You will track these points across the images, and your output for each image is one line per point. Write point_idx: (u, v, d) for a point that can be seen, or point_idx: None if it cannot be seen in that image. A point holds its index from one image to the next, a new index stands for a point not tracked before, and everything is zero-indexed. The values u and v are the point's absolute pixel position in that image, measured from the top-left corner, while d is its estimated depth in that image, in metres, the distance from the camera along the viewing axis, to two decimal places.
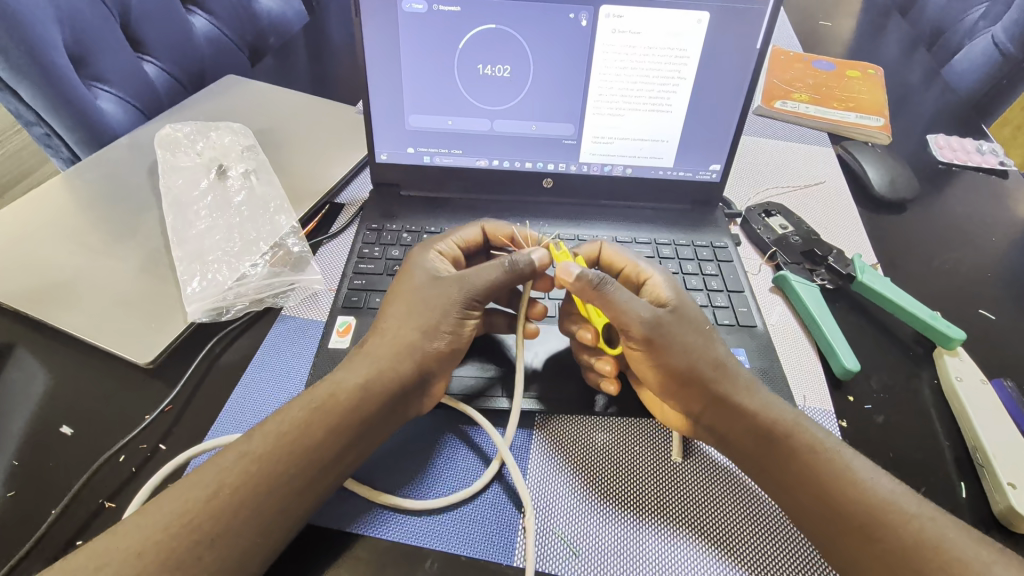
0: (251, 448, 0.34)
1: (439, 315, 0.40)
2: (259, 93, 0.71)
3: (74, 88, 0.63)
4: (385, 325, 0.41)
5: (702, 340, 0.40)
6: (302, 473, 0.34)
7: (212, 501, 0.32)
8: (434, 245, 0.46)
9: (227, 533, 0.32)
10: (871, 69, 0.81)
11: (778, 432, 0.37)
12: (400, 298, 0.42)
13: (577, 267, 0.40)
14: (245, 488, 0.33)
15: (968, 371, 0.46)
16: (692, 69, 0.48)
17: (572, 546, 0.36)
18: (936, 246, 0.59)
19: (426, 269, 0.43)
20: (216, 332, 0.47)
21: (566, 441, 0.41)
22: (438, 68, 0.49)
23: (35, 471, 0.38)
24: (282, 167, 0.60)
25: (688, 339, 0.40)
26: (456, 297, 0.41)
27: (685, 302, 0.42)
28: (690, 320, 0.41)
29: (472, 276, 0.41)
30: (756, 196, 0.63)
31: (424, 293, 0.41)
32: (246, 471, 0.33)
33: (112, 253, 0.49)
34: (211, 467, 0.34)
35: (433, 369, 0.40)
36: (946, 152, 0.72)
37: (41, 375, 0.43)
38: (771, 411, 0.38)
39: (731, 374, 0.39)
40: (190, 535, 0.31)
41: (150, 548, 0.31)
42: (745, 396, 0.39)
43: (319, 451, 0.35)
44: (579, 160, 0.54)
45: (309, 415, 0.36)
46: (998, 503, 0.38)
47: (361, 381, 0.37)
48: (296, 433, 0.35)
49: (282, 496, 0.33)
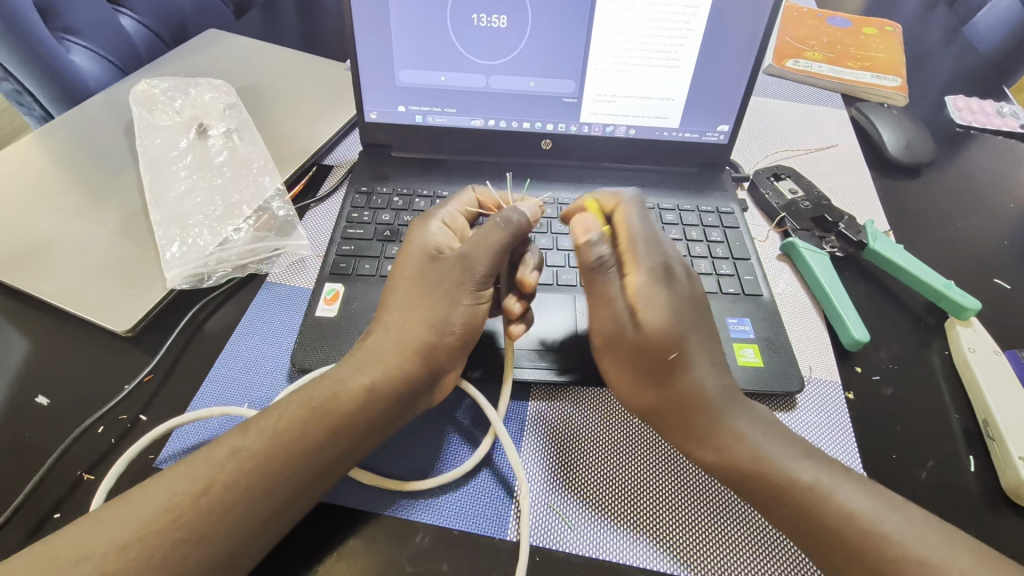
0: (245, 445, 0.31)
1: (447, 302, 0.37)
2: (242, 48, 0.67)
3: (43, 41, 0.60)
4: (388, 319, 0.37)
5: (660, 367, 0.36)
6: (298, 473, 0.31)
7: (202, 498, 0.29)
8: (435, 216, 0.42)
9: (216, 533, 0.29)
10: (889, 26, 0.77)
11: (740, 457, 0.34)
12: (401, 285, 0.38)
13: (589, 230, 0.39)
14: (238, 487, 0.30)
15: (982, 342, 0.44)
16: (702, 20, 0.45)
17: (569, 521, 0.35)
18: (952, 212, 0.57)
19: (425, 245, 0.39)
20: (198, 300, 0.45)
21: (563, 411, 0.40)
22: (430, 19, 0.46)
23: (10, 442, 0.37)
24: (266, 127, 0.57)
25: (648, 363, 0.36)
26: (461, 279, 0.37)
27: (665, 319, 0.36)
28: (656, 346, 0.36)
29: (472, 253, 0.38)
30: (764, 159, 0.60)
31: (426, 277, 0.38)
32: (239, 469, 0.30)
33: (86, 216, 0.47)
34: (201, 462, 0.30)
35: (446, 364, 0.37)
36: (965, 114, 0.69)
37: (17, 342, 0.41)
38: (726, 456, 0.34)
39: (684, 407, 0.35)
40: (177, 532, 0.28)
41: (134, 545, 0.28)
42: (694, 436, 0.35)
43: (318, 453, 0.32)
44: (580, 121, 0.51)
45: (308, 415, 0.32)
46: (1008, 477, 0.37)
47: (367, 381, 0.34)
48: (295, 431, 0.32)
49: (275, 493, 0.30)
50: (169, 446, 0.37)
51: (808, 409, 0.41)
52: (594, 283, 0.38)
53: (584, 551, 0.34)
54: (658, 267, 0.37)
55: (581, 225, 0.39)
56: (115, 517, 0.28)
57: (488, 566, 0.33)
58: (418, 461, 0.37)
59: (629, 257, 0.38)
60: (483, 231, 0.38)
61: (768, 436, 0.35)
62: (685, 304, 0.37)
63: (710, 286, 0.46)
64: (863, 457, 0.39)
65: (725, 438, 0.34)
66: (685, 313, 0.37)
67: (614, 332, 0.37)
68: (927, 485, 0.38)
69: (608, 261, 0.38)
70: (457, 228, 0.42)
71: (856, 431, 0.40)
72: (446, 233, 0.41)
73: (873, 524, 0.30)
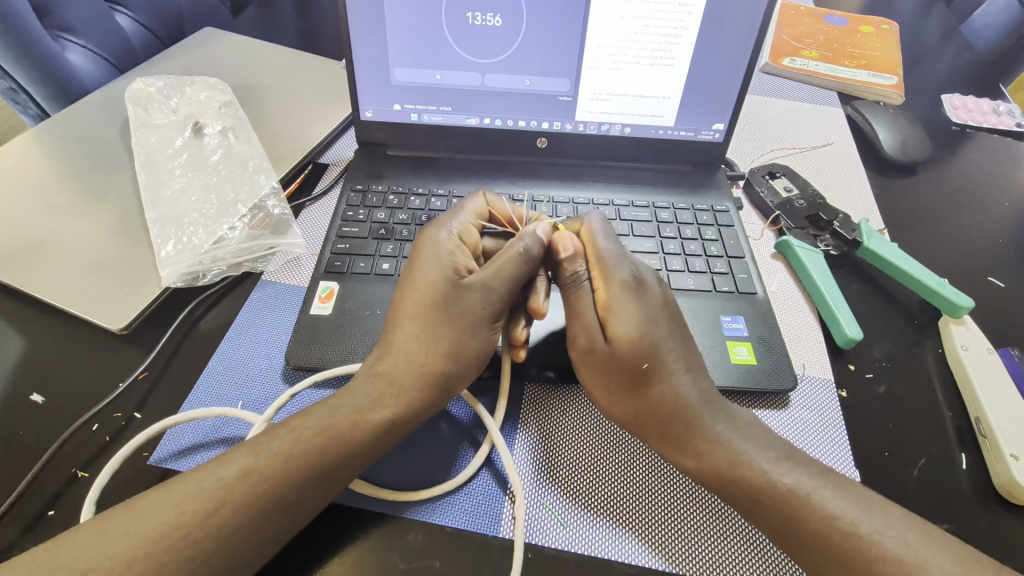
0: (257, 466, 0.31)
1: (466, 332, 0.38)
2: (239, 46, 0.67)
3: (40, 40, 0.60)
4: (403, 344, 0.37)
5: (631, 379, 0.36)
6: (307, 495, 0.31)
7: (212, 517, 0.29)
8: (447, 232, 0.41)
9: (223, 552, 0.29)
10: (886, 25, 0.77)
11: (724, 467, 0.34)
12: (416, 309, 0.38)
13: (566, 247, 0.40)
14: (248, 509, 0.30)
15: (974, 340, 0.44)
16: (696, 19, 0.45)
17: (561, 519, 0.35)
18: (947, 211, 0.57)
19: (442, 269, 0.39)
20: (193, 298, 0.45)
21: (556, 408, 0.40)
22: (426, 19, 0.46)
23: (6, 440, 0.37)
24: (263, 126, 0.57)
25: (617, 377, 0.36)
26: (483, 311, 0.38)
27: (633, 331, 0.36)
28: (626, 358, 0.36)
29: (493, 283, 0.38)
30: (760, 158, 0.60)
31: (445, 304, 0.38)
32: (250, 491, 0.30)
33: (81, 215, 0.47)
34: (208, 478, 0.30)
35: (457, 388, 0.38)
36: (961, 113, 0.69)
37: (12, 340, 0.42)
38: (706, 458, 0.34)
39: (656, 418, 0.36)
40: (184, 549, 0.28)
41: (141, 560, 0.28)
42: (668, 441, 0.35)
43: (325, 470, 0.32)
44: (575, 119, 0.51)
45: (326, 442, 0.32)
46: (1000, 475, 0.37)
47: (388, 414, 0.35)
48: (311, 456, 0.32)
49: (284, 512, 0.31)
50: (164, 445, 0.37)
51: (802, 407, 0.41)
52: (570, 301, 0.40)
53: (578, 550, 0.34)
54: (629, 279, 0.38)
55: (562, 241, 0.41)
56: (119, 529, 0.28)
57: (483, 564, 0.33)
58: (418, 469, 0.37)
59: (600, 272, 0.39)
60: (504, 260, 0.39)
61: (758, 438, 0.35)
62: (655, 313, 0.37)
63: (704, 284, 0.46)
64: (856, 454, 0.39)
65: (703, 445, 0.34)
66: (654, 322, 0.37)
67: (584, 347, 0.38)
68: (918, 483, 0.38)
69: (581, 276, 0.39)
70: (466, 243, 0.42)
71: (849, 429, 0.40)
72: (459, 253, 0.40)
73: (863, 525, 0.31)
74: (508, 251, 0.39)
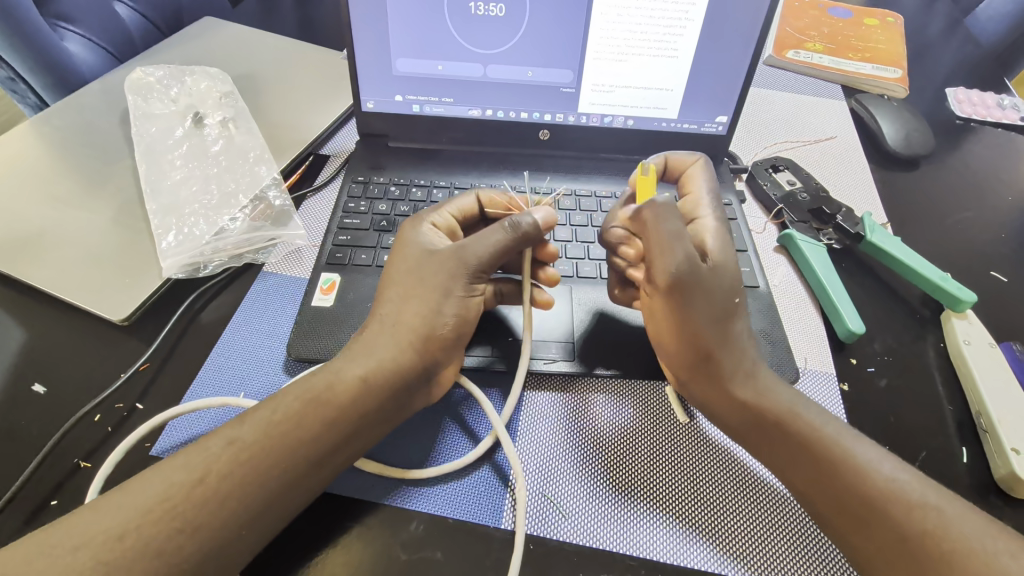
0: (241, 435, 0.31)
1: (440, 293, 0.37)
2: (239, 34, 0.67)
3: (38, 30, 0.59)
4: (384, 311, 0.37)
5: (724, 312, 0.37)
6: (302, 477, 0.31)
7: (198, 488, 0.29)
8: (425, 218, 0.41)
9: (222, 530, 0.29)
10: (891, 17, 0.76)
11: (769, 419, 0.35)
12: (399, 279, 0.38)
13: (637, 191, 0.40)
14: (235, 479, 0.30)
15: (977, 335, 0.44)
16: (700, 9, 0.44)
17: (562, 508, 0.35)
18: (951, 205, 0.57)
19: (420, 244, 0.39)
20: (194, 289, 0.45)
21: (557, 400, 0.41)
22: (425, 9, 0.45)
23: (8, 430, 0.37)
24: (263, 116, 0.57)
25: (714, 306, 0.36)
26: (457, 272, 0.38)
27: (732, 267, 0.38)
28: (726, 291, 0.37)
29: (467, 250, 0.38)
30: (763, 151, 0.60)
31: (420, 270, 0.38)
32: (235, 459, 0.30)
33: (82, 205, 0.47)
34: (199, 453, 0.30)
35: (441, 353, 0.37)
36: (965, 107, 0.69)
37: (13, 331, 0.41)
38: (764, 398, 0.36)
39: (737, 356, 0.37)
40: (172, 522, 0.28)
41: (129, 533, 0.28)
42: (741, 381, 0.36)
43: (319, 450, 0.32)
44: (578, 110, 0.51)
45: (314, 416, 0.32)
46: (1000, 468, 0.37)
47: (385, 393, 0.34)
48: (292, 422, 0.31)
49: (273, 486, 0.30)
50: (166, 437, 0.37)
51: None
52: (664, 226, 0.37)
53: (580, 541, 0.34)
54: (722, 223, 0.40)
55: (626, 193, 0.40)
56: (111, 505, 0.28)
57: (484, 554, 0.34)
58: (419, 461, 0.37)
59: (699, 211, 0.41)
60: (488, 232, 0.38)
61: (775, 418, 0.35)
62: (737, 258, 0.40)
63: None
64: None
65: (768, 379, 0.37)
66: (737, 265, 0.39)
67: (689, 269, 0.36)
68: None
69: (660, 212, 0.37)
70: (449, 230, 0.42)
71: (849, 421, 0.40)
72: (441, 234, 0.41)
73: None
74: (494, 232, 0.38)
